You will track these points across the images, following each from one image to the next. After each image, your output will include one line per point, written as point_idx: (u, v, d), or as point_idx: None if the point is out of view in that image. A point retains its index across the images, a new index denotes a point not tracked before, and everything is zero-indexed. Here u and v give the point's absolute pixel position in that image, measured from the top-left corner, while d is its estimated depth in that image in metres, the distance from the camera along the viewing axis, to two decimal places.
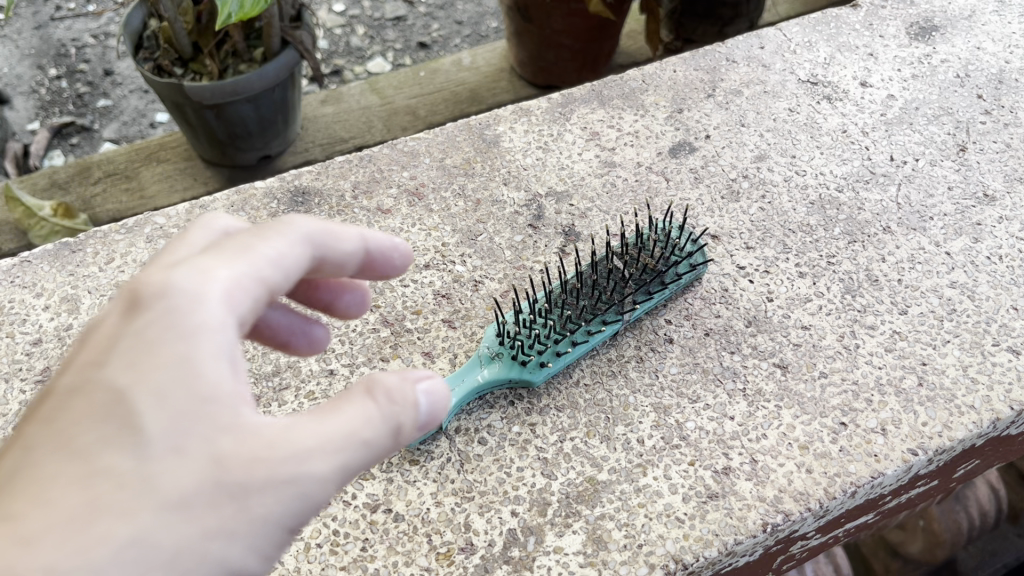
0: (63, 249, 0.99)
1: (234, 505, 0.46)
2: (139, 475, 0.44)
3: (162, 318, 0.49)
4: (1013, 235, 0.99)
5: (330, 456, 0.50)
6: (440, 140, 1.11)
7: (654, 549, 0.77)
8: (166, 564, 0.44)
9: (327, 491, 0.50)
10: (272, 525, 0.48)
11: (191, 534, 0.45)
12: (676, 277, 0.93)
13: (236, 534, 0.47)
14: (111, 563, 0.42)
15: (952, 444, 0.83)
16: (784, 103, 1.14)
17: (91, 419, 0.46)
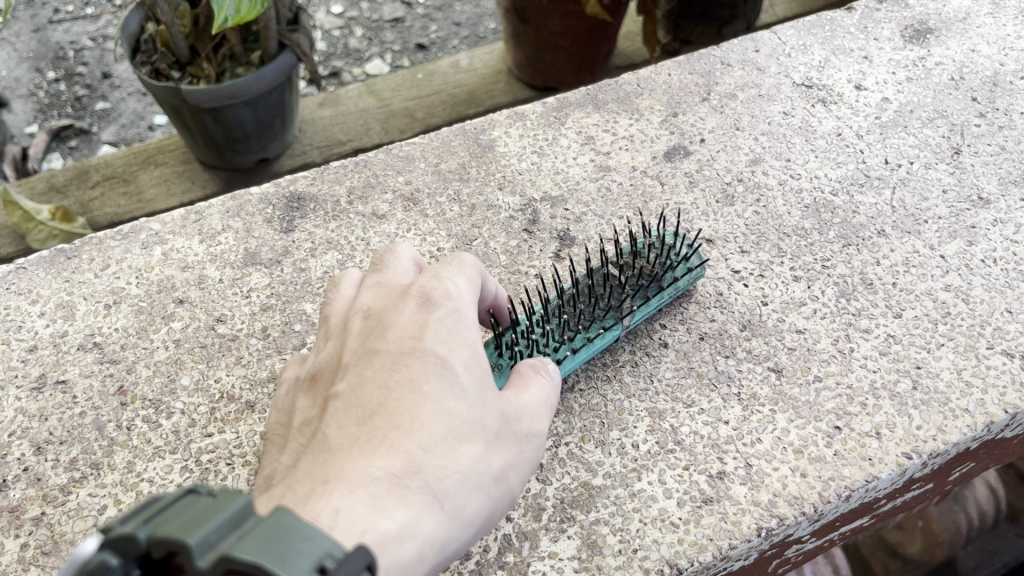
0: (58, 256, 0.99)
1: (521, 447, 0.66)
2: (470, 413, 0.63)
3: (447, 307, 0.67)
4: (1008, 237, 0.99)
5: (549, 416, 0.70)
6: (436, 145, 1.11)
7: (649, 554, 0.77)
8: (494, 484, 0.63)
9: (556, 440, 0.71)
10: (538, 462, 0.68)
11: (502, 463, 0.64)
12: (672, 283, 0.93)
13: (520, 472, 0.65)
14: (467, 477, 0.61)
15: (946, 448, 0.83)
16: (779, 107, 1.14)
17: (422, 371, 0.63)
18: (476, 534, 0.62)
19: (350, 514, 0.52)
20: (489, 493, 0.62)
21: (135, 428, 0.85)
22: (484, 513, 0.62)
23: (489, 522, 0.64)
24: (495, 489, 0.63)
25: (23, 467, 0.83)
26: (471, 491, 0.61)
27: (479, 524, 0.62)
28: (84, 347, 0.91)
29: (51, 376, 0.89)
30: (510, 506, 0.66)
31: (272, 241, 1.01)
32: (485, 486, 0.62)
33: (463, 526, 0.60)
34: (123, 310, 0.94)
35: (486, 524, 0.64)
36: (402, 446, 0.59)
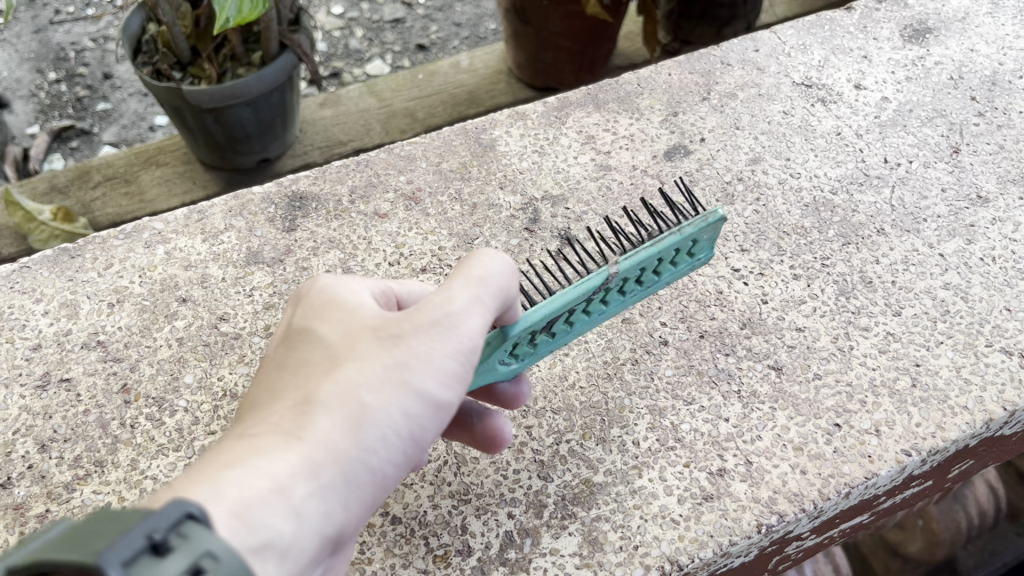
0: (62, 255, 1.00)
1: (403, 347, 0.61)
2: (335, 348, 0.63)
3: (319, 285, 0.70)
4: (1006, 236, 0.99)
5: (465, 308, 0.63)
6: (437, 144, 1.11)
7: (649, 551, 0.78)
8: (370, 390, 0.59)
9: (472, 326, 0.63)
10: (444, 354, 0.61)
11: (381, 373, 0.60)
12: (691, 254, 0.80)
13: (413, 373, 0.60)
14: (329, 402, 0.58)
15: (945, 445, 0.83)
16: (778, 106, 1.15)
17: (289, 346, 0.66)
18: (377, 445, 0.58)
19: (179, 483, 0.54)
20: (365, 399, 0.59)
21: (139, 426, 0.86)
22: (367, 428, 0.58)
23: (396, 430, 0.59)
24: (376, 394, 0.59)
25: (27, 465, 0.83)
26: (341, 408, 0.58)
27: (372, 432, 0.58)
28: (88, 345, 0.92)
29: (54, 374, 0.90)
30: (422, 410, 0.60)
31: (274, 240, 1.01)
32: (356, 396, 0.59)
33: (342, 441, 0.57)
34: (126, 309, 0.95)
35: (393, 435, 0.59)
36: (269, 405, 0.61)
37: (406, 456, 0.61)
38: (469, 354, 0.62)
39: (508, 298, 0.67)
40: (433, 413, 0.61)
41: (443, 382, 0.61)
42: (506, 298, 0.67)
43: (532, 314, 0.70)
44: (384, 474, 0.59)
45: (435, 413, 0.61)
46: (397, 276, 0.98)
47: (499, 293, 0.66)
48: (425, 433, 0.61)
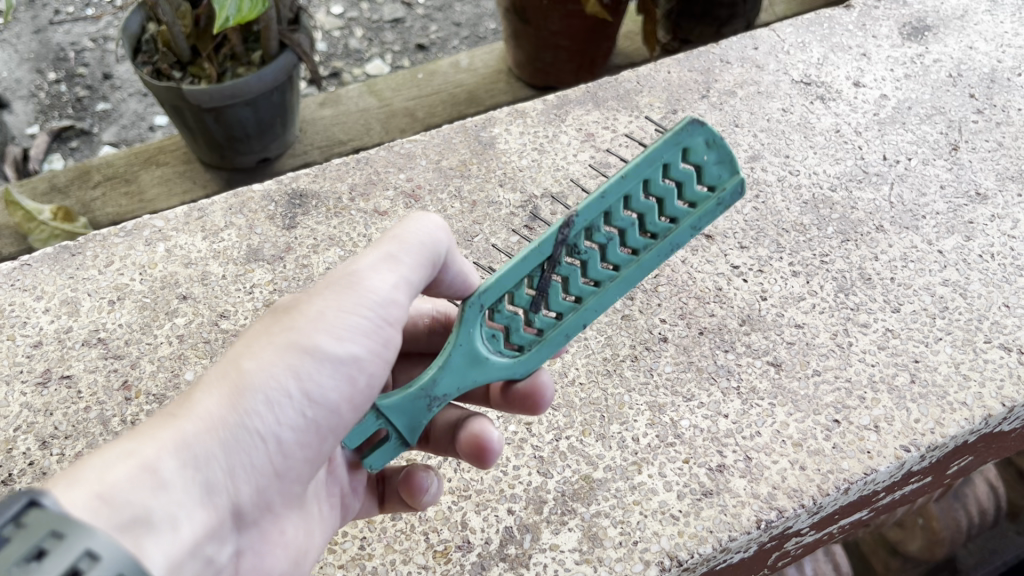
0: (63, 252, 1.00)
1: (292, 314, 0.63)
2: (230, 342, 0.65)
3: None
4: (1005, 232, 1.00)
5: (363, 272, 0.65)
6: (436, 142, 1.12)
7: (649, 546, 0.78)
8: (253, 358, 0.61)
9: (370, 280, 0.64)
10: (335, 310, 0.62)
11: (271, 341, 0.61)
12: (707, 186, 0.65)
13: (302, 335, 0.61)
14: (219, 377, 0.60)
15: (944, 440, 0.83)
16: (777, 104, 1.15)
17: None
18: (262, 408, 0.59)
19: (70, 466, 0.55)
20: (246, 365, 0.60)
21: (140, 423, 0.86)
22: (251, 392, 0.59)
23: (284, 390, 0.60)
24: (257, 360, 0.60)
25: (28, 461, 0.83)
26: (221, 381, 0.60)
27: (257, 395, 0.59)
28: (88, 342, 0.92)
29: (55, 372, 0.90)
30: (312, 367, 0.61)
31: (274, 238, 1.01)
32: (237, 367, 0.60)
33: (222, 410, 0.58)
34: (127, 306, 0.95)
35: (282, 396, 0.60)
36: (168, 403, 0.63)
37: (304, 419, 0.61)
38: (364, 306, 0.63)
39: (429, 251, 0.68)
40: (328, 371, 0.61)
41: (340, 338, 0.62)
42: (430, 245, 0.68)
43: (491, 283, 0.66)
44: (277, 437, 0.60)
45: (333, 368, 0.62)
46: None
47: (409, 244, 0.67)
48: (322, 393, 0.62)
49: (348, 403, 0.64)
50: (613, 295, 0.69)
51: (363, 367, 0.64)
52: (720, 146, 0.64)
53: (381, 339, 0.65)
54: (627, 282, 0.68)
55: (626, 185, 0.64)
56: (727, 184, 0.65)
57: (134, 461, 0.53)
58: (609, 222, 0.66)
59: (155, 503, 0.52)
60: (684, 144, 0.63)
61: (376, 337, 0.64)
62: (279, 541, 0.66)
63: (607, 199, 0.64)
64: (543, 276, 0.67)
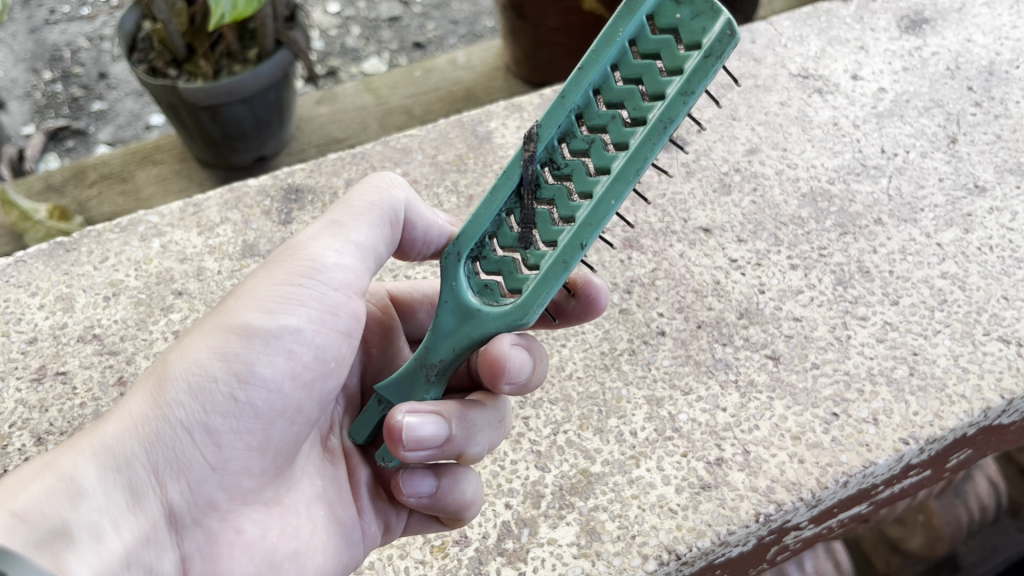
0: (57, 248, 0.99)
1: (224, 305, 0.66)
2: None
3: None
4: (1003, 225, 0.99)
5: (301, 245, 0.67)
6: (433, 136, 1.11)
7: (648, 540, 0.77)
8: (179, 353, 0.64)
9: (304, 250, 0.66)
10: (265, 288, 0.65)
11: (198, 333, 0.65)
12: (687, 47, 0.60)
13: (227, 321, 0.64)
14: (149, 378, 0.64)
15: (944, 433, 0.83)
16: (775, 97, 1.14)
17: None
18: (186, 398, 0.62)
19: None
20: (171, 360, 0.63)
21: None
22: (175, 385, 0.62)
23: (209, 374, 0.62)
24: (182, 352, 0.64)
25: (23, 458, 0.83)
26: (148, 382, 0.63)
27: (180, 385, 0.62)
28: (84, 338, 0.92)
29: (50, 368, 0.89)
30: (239, 346, 0.63)
31: (270, 233, 1.01)
32: (164, 364, 0.64)
33: (146, 407, 0.62)
34: (122, 302, 0.95)
35: (207, 381, 0.62)
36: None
37: (239, 402, 0.63)
38: (298, 276, 0.65)
39: (376, 211, 0.70)
40: (258, 347, 0.63)
41: (268, 313, 0.64)
42: (385, 200, 0.70)
43: (468, 224, 0.65)
44: (205, 425, 0.62)
45: (266, 346, 0.64)
46: (394, 268, 0.98)
47: (354, 208, 0.69)
48: (253, 371, 0.63)
49: (289, 379, 0.65)
50: (607, 197, 0.61)
51: (302, 338, 0.65)
52: (691, 1, 0.61)
53: (322, 307, 0.66)
54: (620, 176, 0.61)
55: (589, 78, 0.63)
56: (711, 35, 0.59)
57: (53, 474, 0.57)
58: (586, 125, 0.64)
59: (73, 513, 0.56)
60: (645, 14, 0.62)
61: (313, 306, 0.65)
62: (237, 542, 0.65)
63: (571, 99, 0.63)
64: (523, 204, 0.64)
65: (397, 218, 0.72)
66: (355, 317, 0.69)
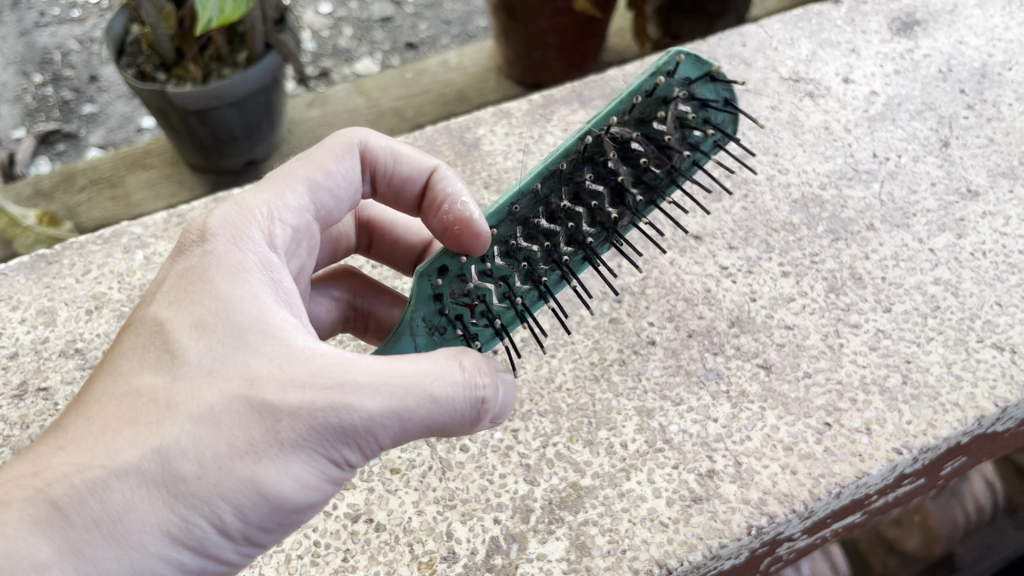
0: (39, 261, 0.98)
1: (264, 429, 0.55)
2: (177, 389, 0.55)
3: (196, 245, 0.63)
4: (996, 230, 0.98)
5: (377, 404, 0.57)
6: (420, 144, 1.10)
7: (638, 554, 0.76)
8: (198, 478, 0.53)
9: (369, 422, 0.57)
10: (312, 450, 0.56)
11: (226, 460, 0.54)
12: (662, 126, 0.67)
13: (263, 468, 0.55)
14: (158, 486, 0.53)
15: (937, 443, 0.82)
16: (766, 101, 1.13)
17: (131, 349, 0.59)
18: (190, 542, 0.54)
19: None
20: (188, 486, 0.53)
21: None
22: (186, 525, 0.53)
23: (223, 529, 0.55)
24: (200, 483, 0.53)
25: None
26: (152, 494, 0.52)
27: (188, 531, 0.53)
28: (66, 353, 0.90)
29: (32, 383, 0.88)
30: (265, 507, 0.56)
31: None
32: (176, 483, 0.53)
33: (145, 535, 0.52)
34: (105, 315, 0.93)
35: (216, 536, 0.55)
36: (83, 442, 0.54)
37: (236, 551, 0.58)
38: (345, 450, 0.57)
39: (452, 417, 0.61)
40: (278, 510, 0.57)
41: (303, 485, 0.57)
42: (468, 410, 0.62)
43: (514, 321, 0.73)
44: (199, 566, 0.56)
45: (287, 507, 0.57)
46: None
47: (435, 400, 0.59)
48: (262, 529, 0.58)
49: (286, 534, 0.61)
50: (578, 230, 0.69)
51: (313, 508, 0.60)
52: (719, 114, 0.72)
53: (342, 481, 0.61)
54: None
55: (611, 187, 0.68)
56: (718, 95, 0.69)
57: None
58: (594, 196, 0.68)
59: None
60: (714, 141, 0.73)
61: (337, 482, 0.60)
62: None
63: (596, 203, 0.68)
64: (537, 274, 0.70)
65: (455, 426, 0.63)
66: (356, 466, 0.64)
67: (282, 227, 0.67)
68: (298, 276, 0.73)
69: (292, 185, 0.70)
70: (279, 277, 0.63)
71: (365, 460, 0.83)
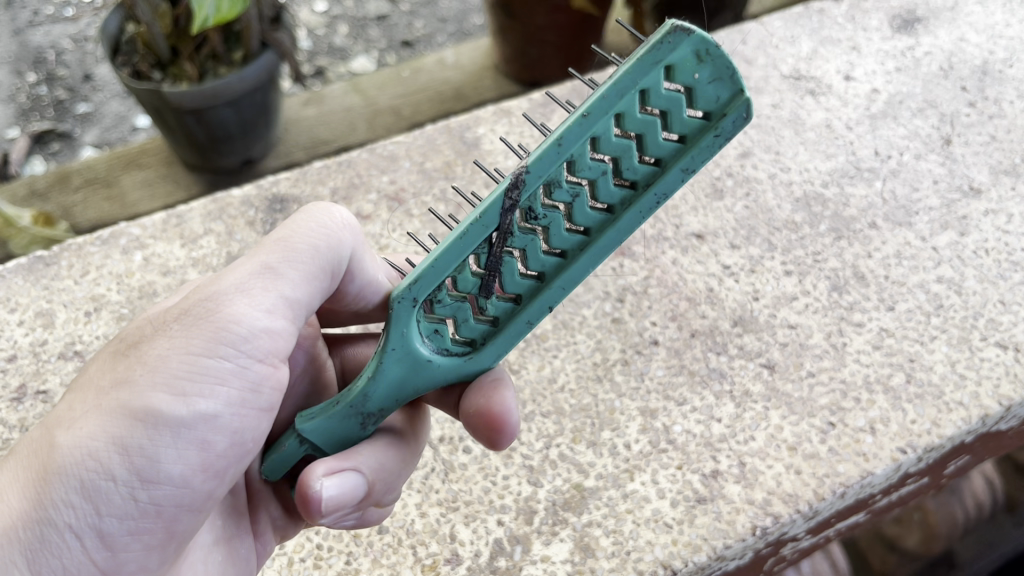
0: (37, 263, 0.97)
1: (126, 361, 0.55)
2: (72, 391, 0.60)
3: None
4: (999, 228, 0.98)
5: (231, 295, 0.57)
6: (419, 143, 1.09)
7: (643, 556, 0.76)
8: (67, 428, 0.54)
9: (224, 308, 0.57)
10: (177, 356, 0.55)
11: (89, 403, 0.55)
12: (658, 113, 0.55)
13: (124, 394, 0.54)
14: (34, 457, 0.54)
15: (941, 442, 0.82)
16: (767, 99, 1.13)
17: None
18: (78, 499, 0.53)
19: None
20: (58, 442, 0.53)
21: None
22: (61, 481, 0.53)
23: (103, 472, 0.53)
24: (71, 431, 0.54)
25: None
26: (32, 464, 0.54)
27: (65, 484, 0.53)
28: (64, 355, 0.89)
29: (31, 387, 0.87)
30: (141, 432, 0.54)
31: (254, 244, 0.99)
32: (48, 442, 0.54)
33: (24, 504, 0.53)
34: (103, 317, 0.92)
35: (100, 480, 0.53)
36: None
37: (141, 503, 0.55)
38: (214, 344, 0.56)
39: (317, 261, 0.62)
40: (164, 436, 0.54)
41: (180, 396, 0.55)
42: (329, 243, 0.63)
43: (424, 268, 0.59)
44: (98, 530, 0.54)
45: (176, 430, 0.55)
46: None
47: (293, 254, 0.61)
48: (156, 467, 0.54)
49: (200, 471, 0.57)
50: (581, 268, 0.61)
51: (217, 425, 0.57)
52: (716, 59, 0.52)
53: (243, 383, 0.58)
54: (624, 228, 0.59)
55: (565, 152, 0.55)
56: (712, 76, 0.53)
57: None
58: (573, 175, 0.57)
59: None
60: (667, 64, 0.52)
61: (234, 383, 0.57)
62: None
63: (566, 147, 0.55)
64: (492, 250, 0.59)
65: (332, 265, 0.64)
66: (277, 384, 0.61)
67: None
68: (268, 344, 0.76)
69: None
70: None
71: None
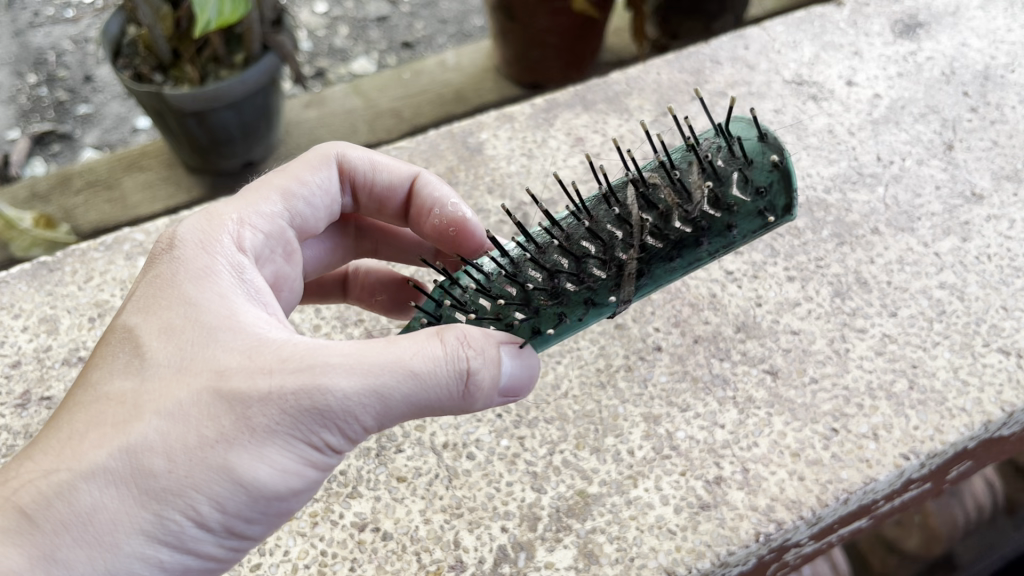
0: (41, 269, 0.97)
1: (235, 418, 0.54)
2: (144, 390, 0.56)
3: (165, 255, 0.64)
4: (1001, 233, 0.98)
5: (354, 393, 0.55)
6: (423, 148, 1.09)
7: (646, 562, 0.76)
8: (168, 473, 0.53)
9: (343, 406, 0.55)
10: (289, 438, 0.55)
11: (194, 454, 0.53)
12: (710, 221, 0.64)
13: (232, 460, 0.54)
14: (127, 485, 0.52)
15: (944, 448, 0.82)
16: (770, 104, 1.13)
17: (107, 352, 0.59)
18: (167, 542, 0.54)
19: None
20: (157, 485, 0.53)
21: None
22: (159, 527, 0.53)
23: (199, 522, 0.54)
24: (175, 481, 0.53)
25: None
26: (126, 492, 0.52)
27: (163, 527, 0.53)
28: (69, 361, 0.89)
29: (35, 393, 0.87)
30: (244, 501, 0.56)
31: None
32: (147, 480, 0.53)
33: (119, 535, 0.52)
34: (108, 323, 0.92)
35: (195, 529, 0.55)
36: (51, 448, 0.55)
37: (221, 545, 0.58)
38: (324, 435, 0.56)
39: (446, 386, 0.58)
40: (260, 504, 0.57)
41: (282, 471, 0.56)
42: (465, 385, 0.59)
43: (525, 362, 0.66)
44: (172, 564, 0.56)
45: (270, 502, 0.57)
46: None
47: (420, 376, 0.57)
48: (243, 525, 0.57)
49: (273, 525, 0.60)
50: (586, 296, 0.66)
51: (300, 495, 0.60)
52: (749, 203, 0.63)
53: (332, 464, 0.60)
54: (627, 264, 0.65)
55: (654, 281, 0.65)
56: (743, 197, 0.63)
57: None
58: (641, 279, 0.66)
59: None
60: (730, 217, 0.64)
61: (325, 466, 0.59)
62: None
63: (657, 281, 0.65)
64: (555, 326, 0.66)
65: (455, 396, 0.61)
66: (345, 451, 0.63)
67: (252, 232, 0.69)
68: (278, 285, 0.74)
69: (266, 194, 0.73)
70: (250, 277, 0.64)
71: (371, 468, 0.83)
